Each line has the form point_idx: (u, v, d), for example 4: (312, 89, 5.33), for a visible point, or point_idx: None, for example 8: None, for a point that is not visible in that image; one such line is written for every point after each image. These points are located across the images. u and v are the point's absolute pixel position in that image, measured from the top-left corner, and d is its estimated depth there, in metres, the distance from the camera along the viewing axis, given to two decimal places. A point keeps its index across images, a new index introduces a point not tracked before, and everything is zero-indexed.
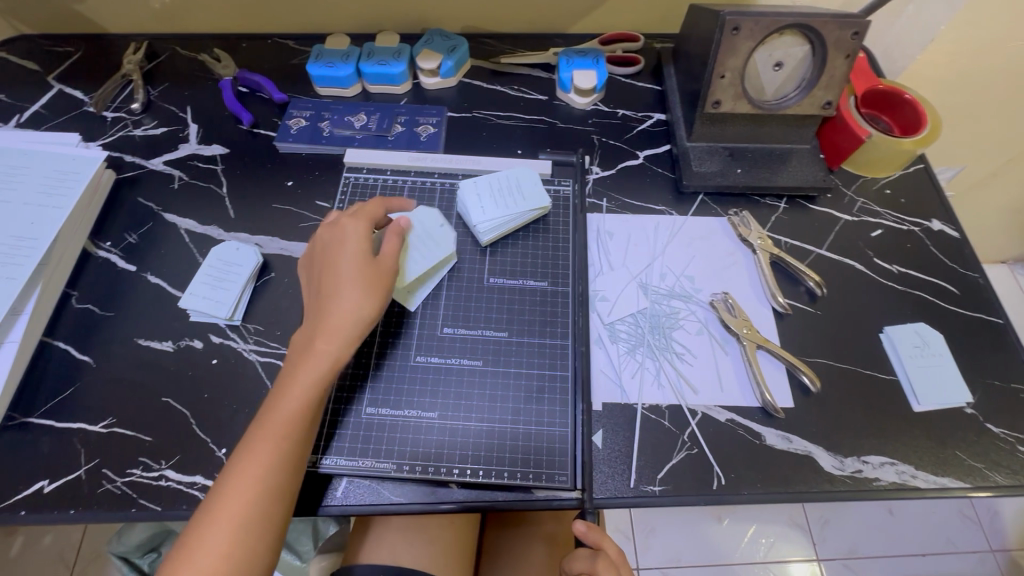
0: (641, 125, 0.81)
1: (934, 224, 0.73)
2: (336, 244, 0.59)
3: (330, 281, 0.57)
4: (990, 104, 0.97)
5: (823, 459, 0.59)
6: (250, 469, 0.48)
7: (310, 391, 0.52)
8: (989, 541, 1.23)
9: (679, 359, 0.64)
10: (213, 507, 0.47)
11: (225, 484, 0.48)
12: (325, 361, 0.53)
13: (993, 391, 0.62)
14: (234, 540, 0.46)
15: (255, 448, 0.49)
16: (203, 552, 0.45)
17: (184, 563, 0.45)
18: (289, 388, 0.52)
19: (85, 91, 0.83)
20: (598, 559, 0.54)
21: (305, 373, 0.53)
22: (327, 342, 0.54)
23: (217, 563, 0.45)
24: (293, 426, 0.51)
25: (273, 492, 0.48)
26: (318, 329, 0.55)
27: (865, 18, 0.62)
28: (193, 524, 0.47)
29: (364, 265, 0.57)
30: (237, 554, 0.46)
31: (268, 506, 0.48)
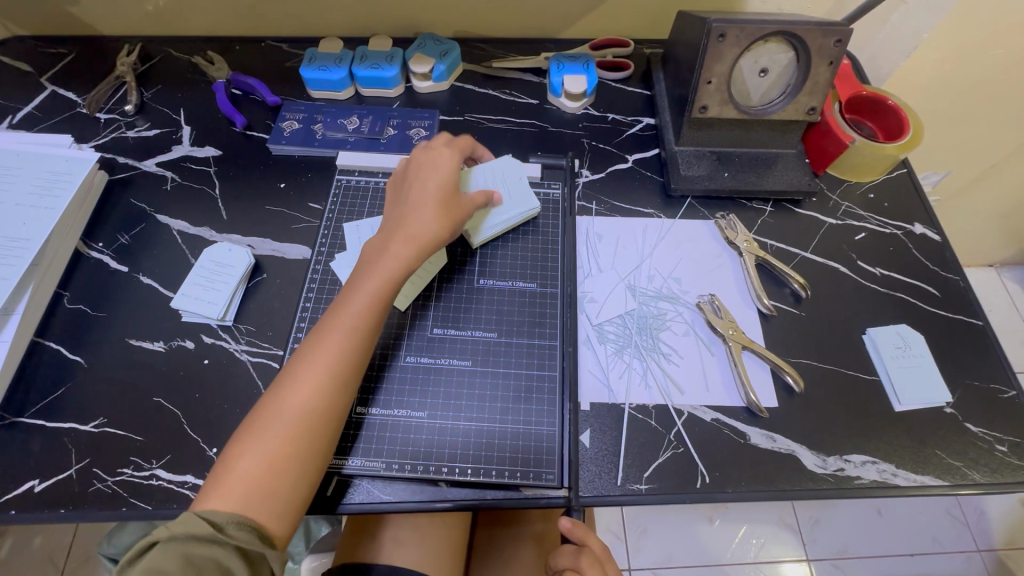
0: (631, 129, 0.82)
1: (916, 228, 0.75)
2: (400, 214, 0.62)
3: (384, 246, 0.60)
4: (973, 110, 0.99)
5: (806, 458, 0.60)
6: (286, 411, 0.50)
7: (358, 324, 0.55)
8: (976, 541, 1.24)
9: (666, 359, 0.65)
10: (261, 424, 0.50)
11: (273, 403, 0.51)
12: (374, 297, 0.56)
13: (973, 391, 0.64)
14: (278, 461, 0.49)
15: (302, 370, 0.52)
16: (246, 465, 0.48)
17: (229, 472, 0.48)
18: (341, 319, 0.55)
19: (78, 93, 0.84)
20: (583, 556, 0.55)
21: (353, 306, 0.56)
22: (377, 278, 0.57)
23: (259, 480, 0.48)
24: (338, 357, 0.53)
25: (317, 417, 0.51)
26: (373, 264, 0.58)
27: (848, 26, 0.64)
28: (241, 437, 0.50)
29: (436, 208, 0.62)
30: (278, 476, 0.48)
31: (311, 433, 0.50)
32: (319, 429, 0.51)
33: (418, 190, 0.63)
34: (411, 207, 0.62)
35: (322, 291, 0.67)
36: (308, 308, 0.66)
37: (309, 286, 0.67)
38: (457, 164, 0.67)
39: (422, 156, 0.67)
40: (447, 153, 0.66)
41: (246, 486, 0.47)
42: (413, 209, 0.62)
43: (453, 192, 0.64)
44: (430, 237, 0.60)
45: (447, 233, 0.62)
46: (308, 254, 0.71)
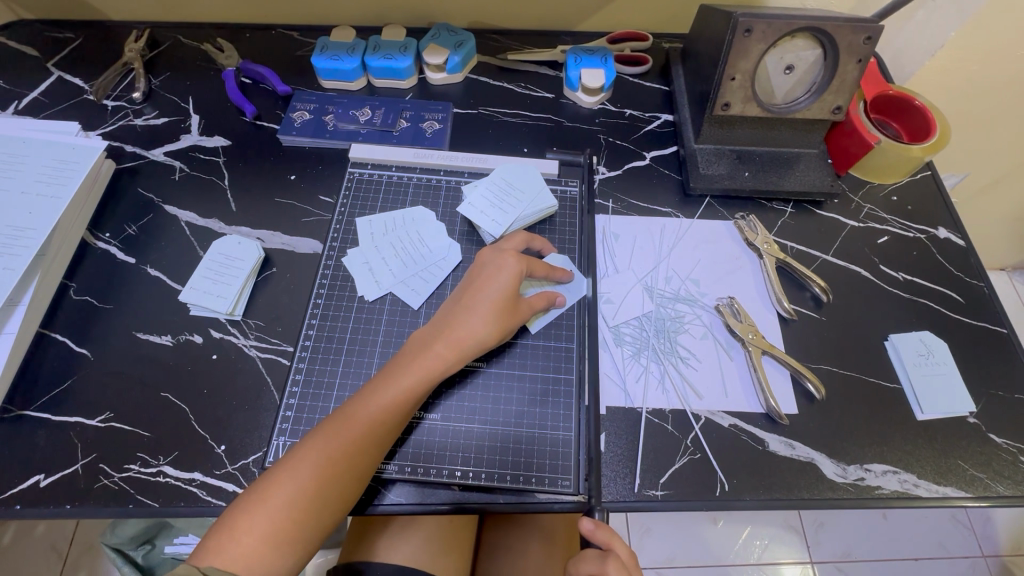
0: (649, 125, 0.81)
1: (940, 232, 0.73)
2: (493, 266, 0.59)
3: (469, 299, 0.58)
4: (996, 112, 0.96)
5: (825, 466, 0.58)
6: (325, 457, 0.50)
7: (388, 416, 0.53)
8: (981, 547, 1.23)
9: (684, 363, 0.64)
10: (269, 492, 0.48)
11: (285, 473, 0.49)
12: (409, 393, 0.54)
13: (997, 401, 0.62)
14: (279, 535, 0.47)
15: (322, 445, 0.50)
16: (248, 534, 0.46)
17: (229, 536, 0.46)
18: (368, 409, 0.52)
19: (85, 79, 0.82)
20: (608, 560, 0.52)
21: (386, 396, 0.53)
22: (415, 374, 0.55)
23: (258, 552, 0.46)
24: (360, 447, 0.51)
25: (325, 500, 0.49)
26: (414, 357, 0.56)
27: (878, 23, 0.62)
28: (247, 500, 0.48)
29: (493, 314, 0.57)
30: (277, 550, 0.47)
31: (314, 515, 0.49)
32: (322, 512, 0.49)
33: (476, 289, 0.58)
34: (463, 306, 0.58)
35: (334, 287, 0.66)
36: (319, 305, 0.65)
37: (320, 282, 0.66)
38: (526, 269, 0.60)
39: (492, 252, 0.61)
40: (513, 254, 0.60)
41: (243, 556, 0.46)
42: (460, 310, 0.58)
43: (515, 299, 0.59)
44: (473, 340, 0.56)
45: (495, 341, 0.58)
46: (318, 248, 0.69)
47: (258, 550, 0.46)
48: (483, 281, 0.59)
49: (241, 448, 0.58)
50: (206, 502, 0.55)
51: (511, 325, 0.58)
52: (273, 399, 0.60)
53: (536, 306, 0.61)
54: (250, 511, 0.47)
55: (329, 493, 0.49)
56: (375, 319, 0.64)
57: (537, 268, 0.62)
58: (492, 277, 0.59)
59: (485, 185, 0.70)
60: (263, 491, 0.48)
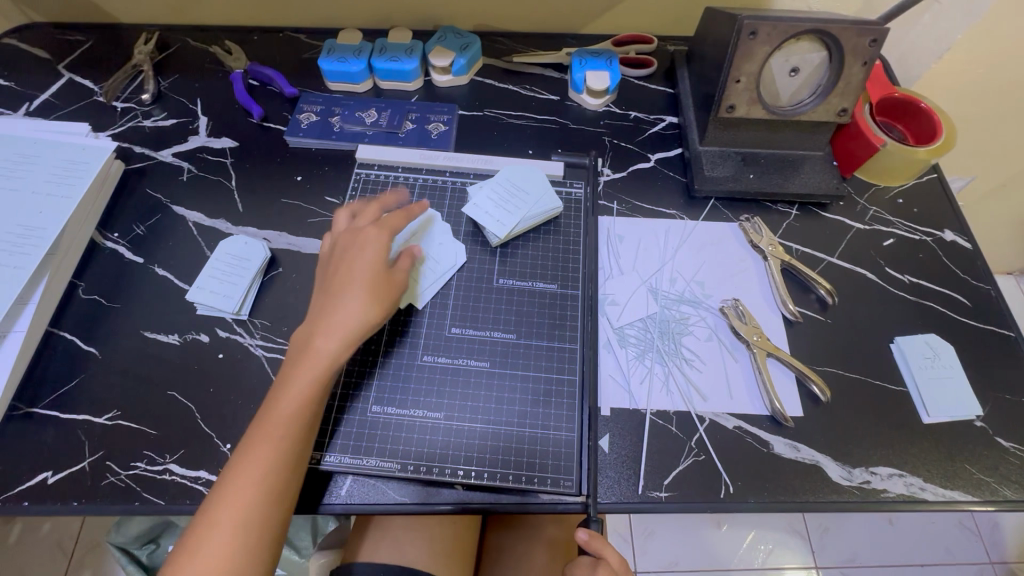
0: (654, 127, 0.81)
1: (946, 235, 0.73)
2: (355, 247, 0.60)
3: (338, 283, 0.58)
4: (1003, 115, 0.96)
5: (831, 469, 0.58)
6: (258, 459, 0.49)
7: (294, 412, 0.52)
8: (989, 553, 1.22)
9: (688, 365, 0.64)
10: (209, 518, 0.47)
11: (227, 488, 0.48)
12: (309, 389, 0.53)
13: (1004, 404, 0.62)
14: (233, 544, 0.47)
15: (246, 458, 0.49)
16: (199, 562, 0.46)
17: (181, 569, 0.45)
18: (283, 406, 0.52)
19: (96, 81, 0.83)
20: (599, 568, 0.53)
21: (286, 398, 0.52)
22: (311, 358, 0.54)
23: (217, 565, 0.46)
24: (280, 446, 0.50)
25: (270, 498, 0.49)
26: (299, 353, 0.54)
27: (883, 25, 0.62)
28: (196, 526, 0.47)
29: (366, 288, 0.57)
30: (234, 565, 0.46)
31: (266, 514, 0.48)
32: (269, 518, 0.48)
33: (346, 272, 0.58)
34: (336, 292, 0.57)
35: None
36: None
37: None
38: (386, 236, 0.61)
39: (351, 232, 0.61)
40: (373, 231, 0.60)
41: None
42: (336, 296, 0.57)
43: (384, 271, 0.59)
44: (356, 324, 0.56)
45: (378, 317, 0.57)
46: None
47: (218, 563, 0.46)
48: (347, 264, 0.59)
49: None
50: None
51: (391, 297, 0.58)
52: None
53: (405, 268, 0.61)
54: (200, 532, 0.47)
55: (266, 498, 0.49)
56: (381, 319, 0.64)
57: (392, 226, 0.62)
58: (363, 252, 0.59)
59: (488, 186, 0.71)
60: (210, 511, 0.48)
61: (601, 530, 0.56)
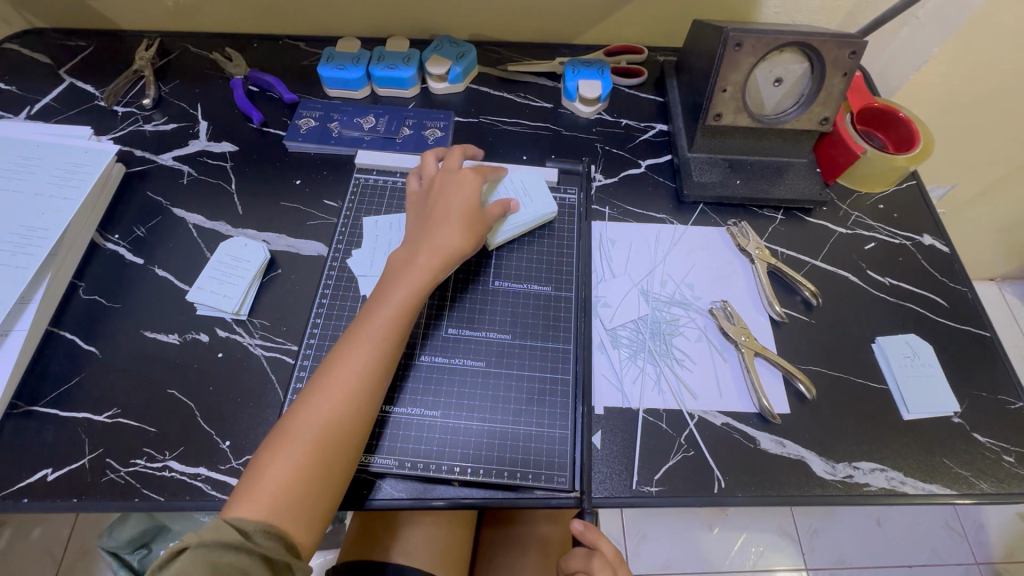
0: (644, 134, 0.83)
1: (925, 239, 0.76)
2: (454, 182, 0.66)
3: (440, 213, 0.64)
4: (981, 125, 1.00)
5: (814, 464, 0.60)
6: (332, 382, 0.53)
7: (388, 333, 0.56)
8: (974, 554, 1.25)
9: (679, 364, 0.65)
10: (290, 429, 0.51)
11: (302, 408, 0.52)
12: (402, 310, 0.58)
13: (980, 401, 0.64)
14: (306, 466, 0.49)
15: (338, 364, 0.54)
16: (278, 471, 0.49)
17: (260, 477, 0.48)
18: (376, 321, 0.56)
19: (97, 86, 0.84)
20: (594, 558, 0.55)
21: (379, 319, 0.57)
22: (404, 289, 0.58)
23: (287, 483, 0.48)
24: (366, 374, 0.54)
25: (343, 425, 0.52)
26: (401, 276, 0.60)
27: (862, 38, 0.65)
28: (270, 444, 0.51)
29: (462, 223, 0.63)
30: (309, 481, 0.49)
31: (334, 443, 0.51)
32: (344, 436, 0.51)
33: (442, 204, 0.64)
34: (435, 221, 0.63)
35: (338, 288, 0.67)
36: (324, 305, 0.66)
37: (325, 283, 0.68)
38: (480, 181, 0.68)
39: (444, 172, 0.68)
40: (468, 170, 0.68)
41: (276, 491, 0.48)
42: (437, 223, 0.63)
43: (475, 205, 0.65)
44: (452, 247, 0.61)
45: (470, 246, 0.63)
46: (323, 250, 0.71)
47: (288, 483, 0.48)
48: (446, 195, 0.65)
49: (246, 443, 0.59)
50: (211, 496, 0.57)
51: (480, 232, 0.65)
52: (277, 397, 0.62)
53: (496, 212, 0.67)
54: (276, 450, 0.50)
55: (349, 415, 0.52)
56: None
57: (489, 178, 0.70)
58: (461, 188, 0.66)
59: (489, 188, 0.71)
60: (286, 429, 0.51)
61: (596, 521, 0.58)
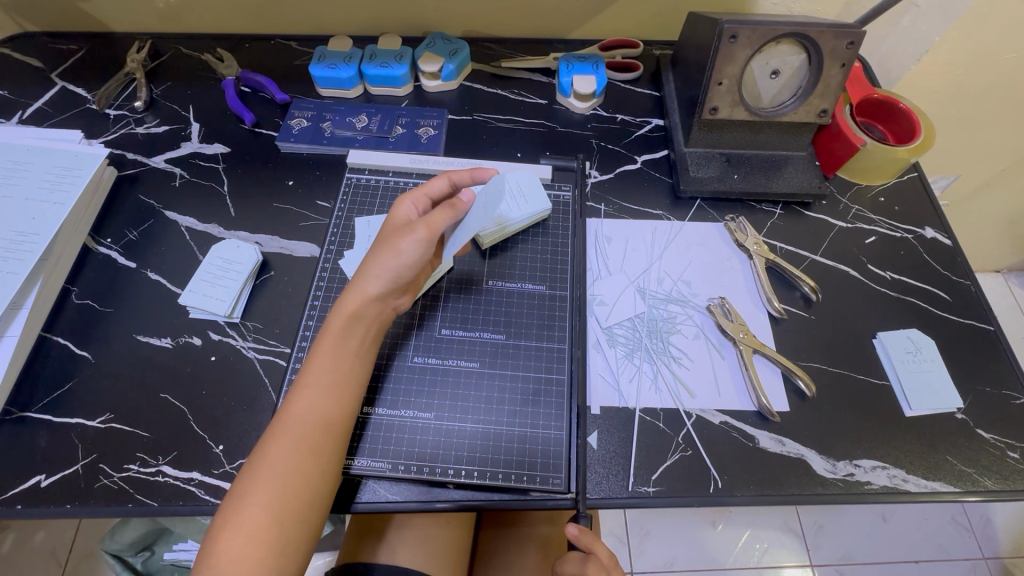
0: (640, 130, 0.82)
1: (927, 232, 0.74)
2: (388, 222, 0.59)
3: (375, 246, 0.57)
4: (984, 115, 0.98)
5: (815, 462, 0.59)
6: (276, 441, 0.49)
7: (326, 382, 0.52)
8: (981, 549, 1.23)
9: (676, 362, 0.65)
10: (238, 498, 0.47)
11: (250, 473, 0.48)
12: (339, 354, 0.53)
13: (984, 396, 0.63)
14: (259, 536, 0.46)
15: (282, 418, 0.50)
16: (227, 542, 0.45)
17: (211, 553, 0.45)
18: (315, 369, 0.52)
19: (89, 89, 0.84)
20: (589, 564, 0.52)
21: (317, 366, 0.52)
22: (336, 335, 0.53)
23: (242, 557, 0.45)
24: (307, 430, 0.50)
25: (296, 484, 0.48)
26: (336, 318, 0.54)
27: (860, 28, 0.63)
28: (221, 514, 0.47)
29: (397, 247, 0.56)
30: (262, 550, 0.46)
31: (290, 503, 0.47)
32: (300, 502, 0.48)
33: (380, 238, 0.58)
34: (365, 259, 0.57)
35: (331, 290, 0.67)
36: (316, 307, 0.66)
37: (317, 285, 0.67)
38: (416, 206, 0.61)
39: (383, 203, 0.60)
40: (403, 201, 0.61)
41: (230, 560, 0.45)
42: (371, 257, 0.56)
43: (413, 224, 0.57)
44: (387, 279, 0.55)
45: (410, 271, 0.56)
46: (316, 252, 0.71)
47: (241, 556, 0.45)
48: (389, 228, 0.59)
49: (239, 447, 0.59)
50: (205, 501, 0.56)
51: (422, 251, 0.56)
52: (270, 400, 0.61)
53: (440, 217, 0.56)
54: (226, 522, 0.46)
55: (298, 474, 0.48)
56: None
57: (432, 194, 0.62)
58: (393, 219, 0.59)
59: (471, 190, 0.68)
60: (234, 498, 0.47)
61: (591, 526, 0.56)
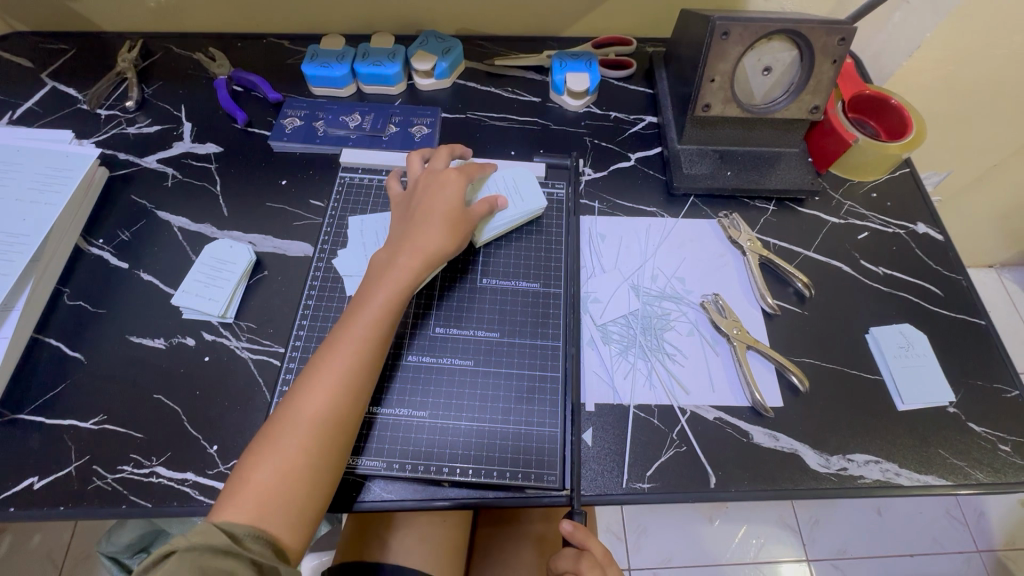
0: (633, 127, 0.82)
1: (919, 228, 0.75)
2: (437, 183, 0.64)
3: (421, 214, 0.62)
4: (976, 111, 0.98)
5: (808, 457, 0.60)
6: (320, 381, 0.52)
7: (373, 331, 0.55)
8: (976, 542, 1.24)
9: (670, 359, 0.65)
10: (276, 431, 0.50)
11: (290, 408, 0.51)
12: (387, 307, 0.57)
13: (975, 390, 0.64)
14: (292, 468, 0.49)
15: (327, 359, 0.54)
16: (262, 474, 0.48)
17: (242, 485, 0.48)
18: (360, 319, 0.56)
19: (80, 89, 0.84)
20: (583, 560, 0.53)
21: (365, 315, 0.56)
22: (387, 290, 0.57)
23: (275, 486, 0.48)
24: (351, 377, 0.53)
25: (329, 426, 0.51)
26: (384, 273, 0.59)
27: (851, 25, 0.64)
28: (256, 446, 0.50)
29: (445, 223, 0.62)
30: (293, 483, 0.49)
31: (323, 441, 0.50)
32: (332, 438, 0.51)
33: (425, 203, 0.63)
34: (418, 223, 0.62)
35: (325, 289, 0.67)
36: (310, 307, 0.66)
37: (311, 285, 0.67)
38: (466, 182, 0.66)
39: (430, 173, 0.66)
40: (453, 171, 0.66)
41: (261, 490, 0.48)
42: (419, 225, 0.61)
43: (462, 208, 0.64)
44: (435, 251, 0.60)
45: (453, 248, 0.62)
46: (310, 251, 0.71)
47: (275, 485, 0.48)
48: (429, 195, 0.63)
49: (234, 448, 0.59)
50: (199, 502, 0.56)
51: (463, 233, 0.64)
52: (264, 400, 0.61)
53: (480, 212, 0.66)
54: (262, 454, 0.49)
55: (334, 416, 0.51)
56: None
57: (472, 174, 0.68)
58: (444, 187, 0.64)
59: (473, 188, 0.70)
60: (271, 431, 0.50)
61: (585, 522, 0.56)
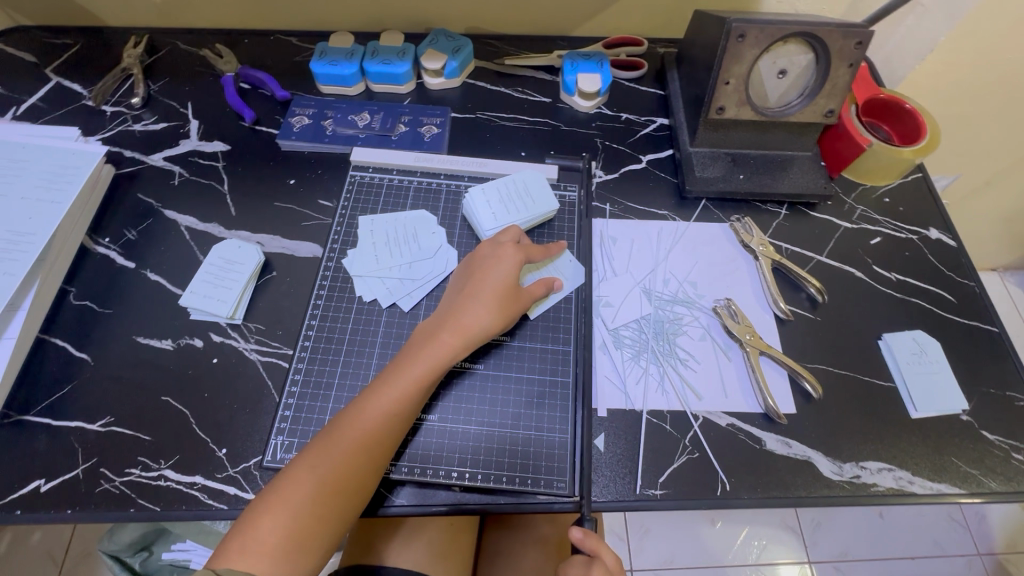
0: (644, 129, 0.82)
1: (931, 233, 0.74)
2: (493, 258, 0.61)
3: (474, 286, 0.59)
4: (986, 115, 0.98)
5: (821, 463, 0.59)
6: (341, 446, 0.50)
7: (402, 405, 0.53)
8: (977, 545, 1.25)
9: (683, 364, 0.64)
10: (287, 491, 0.48)
11: (305, 468, 0.49)
12: (420, 382, 0.54)
13: (989, 398, 0.63)
14: (298, 533, 0.48)
15: (353, 424, 0.52)
16: (267, 533, 0.47)
17: (249, 537, 0.47)
18: (392, 389, 0.54)
19: (84, 85, 0.82)
20: (594, 566, 0.53)
21: (398, 387, 0.54)
22: (424, 363, 0.55)
23: (279, 548, 0.47)
24: (370, 448, 0.51)
25: (340, 495, 0.50)
26: (423, 346, 0.56)
27: (868, 28, 0.63)
28: (265, 501, 0.48)
29: (495, 302, 0.58)
30: (297, 549, 0.48)
31: (332, 512, 0.49)
32: (340, 508, 0.49)
33: (479, 277, 0.60)
34: (469, 291, 0.59)
35: (334, 290, 0.66)
36: (319, 306, 0.65)
37: (320, 285, 0.67)
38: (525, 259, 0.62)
39: (491, 243, 0.62)
40: (512, 246, 0.61)
41: (265, 549, 0.46)
42: (468, 296, 0.59)
43: (516, 290, 0.60)
44: (478, 330, 0.57)
45: (498, 327, 0.59)
46: (318, 252, 0.70)
47: (279, 547, 0.47)
48: (485, 269, 0.60)
49: (243, 451, 0.58)
50: (209, 506, 0.55)
51: (511, 314, 0.60)
52: (273, 403, 0.61)
53: (537, 294, 0.62)
54: (270, 511, 0.48)
55: (347, 489, 0.50)
56: (375, 322, 0.64)
57: (535, 253, 0.64)
58: (499, 261, 0.60)
59: (486, 188, 0.70)
60: (281, 491, 0.49)
61: (595, 529, 0.56)
